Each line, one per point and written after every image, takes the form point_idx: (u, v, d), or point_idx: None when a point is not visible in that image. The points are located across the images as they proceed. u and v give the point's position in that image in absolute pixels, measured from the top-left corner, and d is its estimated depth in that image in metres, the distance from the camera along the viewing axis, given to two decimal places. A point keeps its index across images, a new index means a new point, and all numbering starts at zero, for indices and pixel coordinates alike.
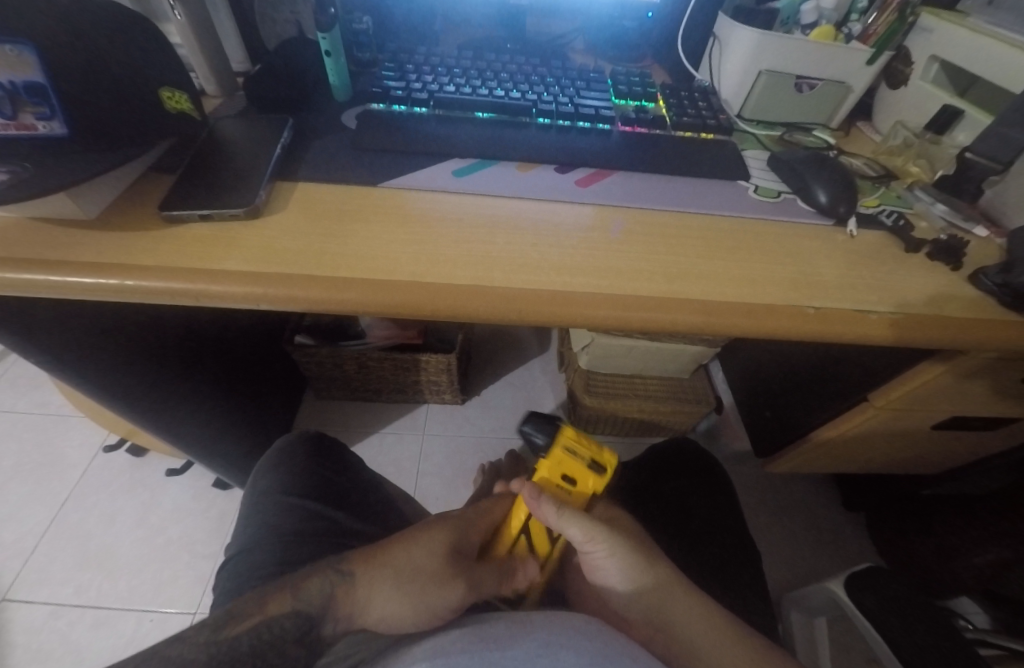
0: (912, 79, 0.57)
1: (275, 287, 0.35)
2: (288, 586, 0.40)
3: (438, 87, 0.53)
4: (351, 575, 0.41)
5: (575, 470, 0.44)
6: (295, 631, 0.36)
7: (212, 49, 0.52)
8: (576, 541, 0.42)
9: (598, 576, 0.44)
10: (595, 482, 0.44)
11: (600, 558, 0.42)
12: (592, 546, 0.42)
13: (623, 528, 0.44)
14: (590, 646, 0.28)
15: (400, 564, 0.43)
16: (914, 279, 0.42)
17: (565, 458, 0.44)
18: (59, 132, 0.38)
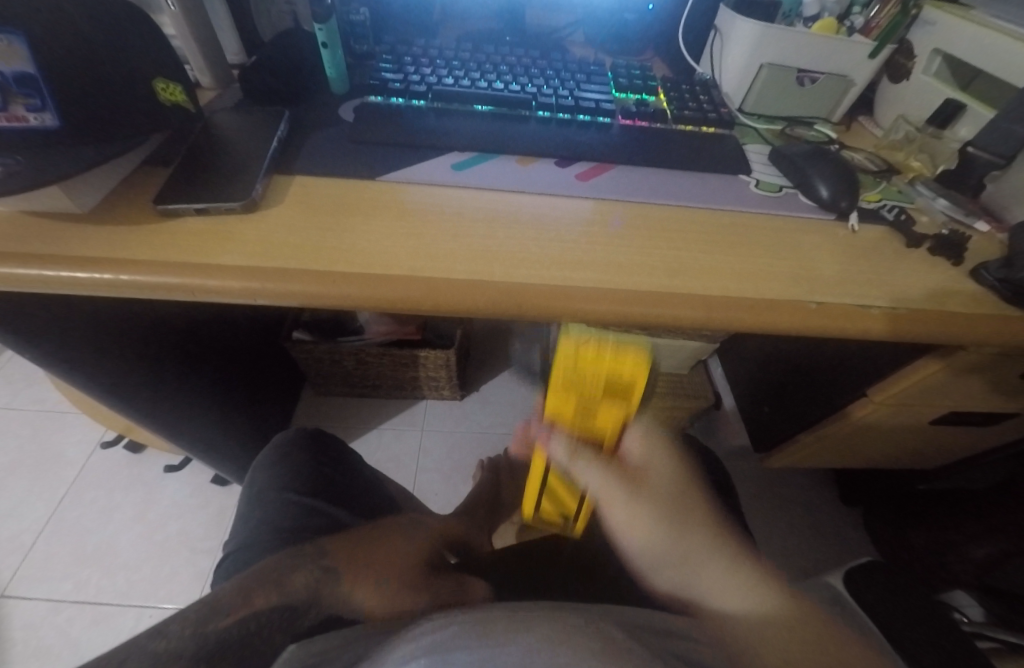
0: (914, 72, 0.57)
1: (271, 281, 0.35)
2: (271, 580, 0.40)
3: (436, 80, 0.52)
4: (331, 569, 0.44)
5: (592, 394, 0.36)
6: (280, 622, 0.37)
7: (207, 41, 0.52)
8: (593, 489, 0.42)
9: (614, 532, 0.42)
10: (624, 402, 0.36)
11: (615, 515, 0.41)
12: (610, 506, 0.41)
13: (654, 485, 0.41)
14: (586, 636, 0.28)
15: (371, 557, 0.47)
16: (915, 274, 0.42)
17: (571, 385, 0.36)
18: (52, 124, 0.38)
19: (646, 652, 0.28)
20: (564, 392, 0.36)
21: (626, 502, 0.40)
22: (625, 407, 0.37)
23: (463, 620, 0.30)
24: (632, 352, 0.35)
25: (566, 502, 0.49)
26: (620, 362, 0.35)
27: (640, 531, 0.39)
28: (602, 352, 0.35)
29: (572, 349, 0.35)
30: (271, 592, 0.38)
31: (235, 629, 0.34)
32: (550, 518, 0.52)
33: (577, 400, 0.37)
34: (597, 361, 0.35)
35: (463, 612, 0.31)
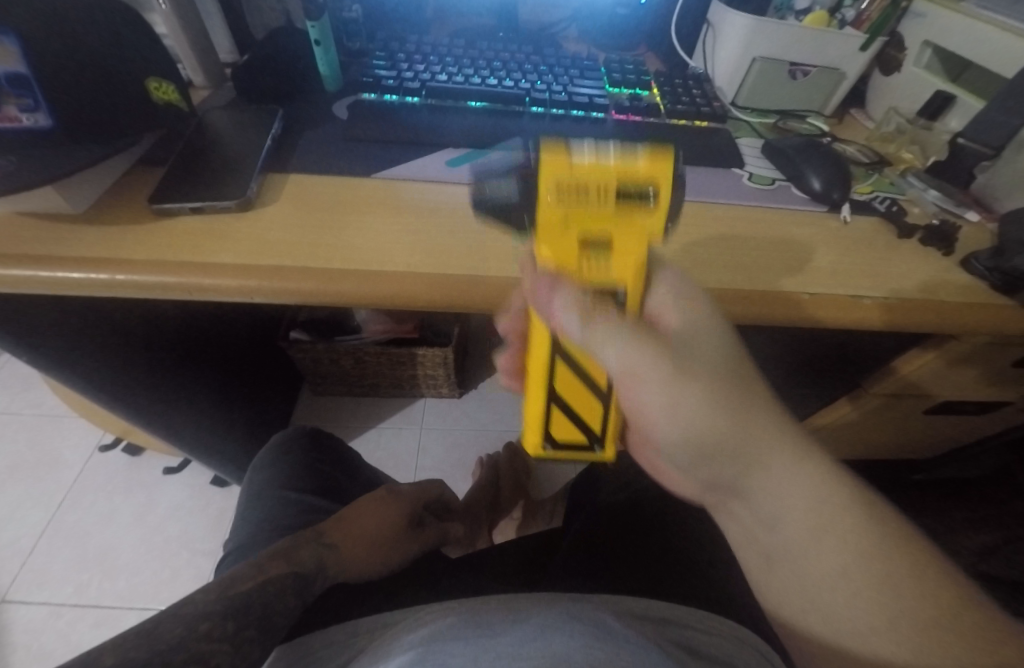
0: (905, 65, 0.57)
1: (269, 279, 0.35)
2: (281, 554, 0.44)
3: (430, 76, 0.52)
4: (329, 544, 0.48)
5: (600, 217, 0.27)
6: (294, 586, 0.41)
7: (199, 40, 0.51)
8: (615, 374, 0.31)
9: (644, 427, 0.35)
10: (648, 220, 0.28)
11: (653, 407, 0.32)
12: (635, 388, 0.31)
13: (702, 356, 0.31)
14: (582, 624, 0.28)
15: (362, 529, 0.53)
16: (907, 265, 0.43)
17: (572, 206, 0.27)
18: (44, 124, 0.38)
19: (643, 642, 0.28)
20: (565, 213, 0.27)
21: (666, 385, 0.31)
22: (648, 230, 0.28)
23: (459, 614, 0.30)
24: (649, 151, 0.27)
25: (588, 395, 0.33)
26: (635, 165, 0.26)
27: (687, 437, 0.33)
28: (606, 156, 0.26)
29: (565, 157, 0.26)
30: (281, 564, 0.42)
31: (251, 596, 0.37)
32: (574, 448, 0.34)
33: (582, 221, 0.27)
34: (604, 167, 0.26)
35: (458, 606, 0.32)
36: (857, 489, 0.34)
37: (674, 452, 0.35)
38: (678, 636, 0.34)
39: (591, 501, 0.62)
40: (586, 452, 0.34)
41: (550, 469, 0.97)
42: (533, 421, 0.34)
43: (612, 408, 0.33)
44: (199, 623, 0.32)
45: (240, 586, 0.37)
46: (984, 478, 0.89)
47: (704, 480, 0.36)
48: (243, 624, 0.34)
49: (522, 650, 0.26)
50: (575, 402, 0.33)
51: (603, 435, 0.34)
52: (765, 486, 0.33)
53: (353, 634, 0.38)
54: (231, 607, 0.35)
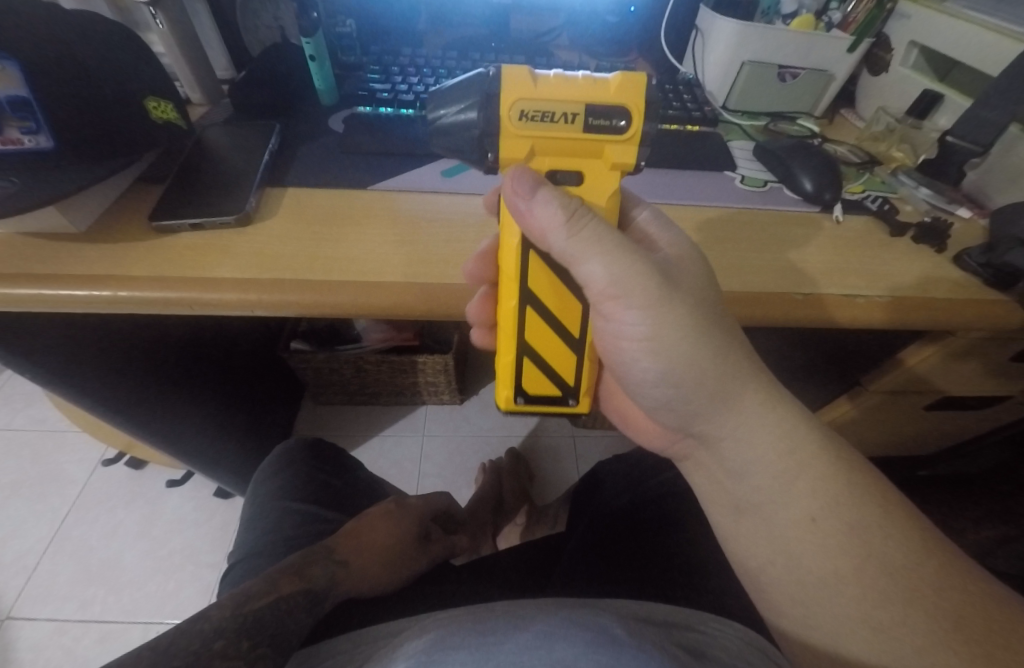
0: (892, 65, 0.58)
1: (269, 293, 0.36)
2: (294, 571, 0.44)
3: (424, 89, 0.53)
4: (344, 562, 0.48)
5: (569, 141, 0.31)
6: (306, 605, 0.41)
7: (196, 57, 0.52)
8: (594, 286, 0.34)
9: (621, 351, 0.37)
10: (619, 146, 0.32)
11: (634, 329, 0.35)
12: (613, 305, 0.34)
13: (684, 278, 0.35)
14: (585, 629, 0.28)
15: (373, 543, 0.53)
16: (901, 262, 0.43)
17: (540, 130, 0.31)
18: (46, 146, 0.38)
19: (645, 645, 0.29)
20: (534, 136, 0.31)
21: (643, 304, 0.34)
22: (618, 155, 0.32)
23: (463, 621, 0.31)
24: (620, 78, 0.30)
25: (557, 354, 0.37)
26: (604, 92, 0.30)
27: (661, 360, 0.36)
28: (575, 82, 0.30)
29: (533, 83, 0.30)
30: (294, 581, 0.43)
31: (264, 613, 0.38)
32: (547, 402, 0.39)
33: (553, 145, 0.32)
34: (572, 94, 0.30)
35: (460, 614, 0.32)
36: (842, 471, 0.35)
37: (649, 377, 0.37)
38: (681, 638, 0.35)
39: (594, 504, 0.63)
40: (559, 406, 0.39)
41: (553, 473, 0.97)
42: (507, 376, 0.38)
43: (582, 358, 0.38)
44: (217, 653, 0.33)
45: (255, 603, 0.38)
46: (987, 473, 0.89)
47: (678, 407, 0.38)
48: (257, 642, 0.35)
49: (524, 657, 0.26)
50: (544, 357, 0.37)
51: (572, 391, 0.39)
52: (733, 424, 0.36)
53: (359, 643, 0.38)
54: (248, 622, 0.36)
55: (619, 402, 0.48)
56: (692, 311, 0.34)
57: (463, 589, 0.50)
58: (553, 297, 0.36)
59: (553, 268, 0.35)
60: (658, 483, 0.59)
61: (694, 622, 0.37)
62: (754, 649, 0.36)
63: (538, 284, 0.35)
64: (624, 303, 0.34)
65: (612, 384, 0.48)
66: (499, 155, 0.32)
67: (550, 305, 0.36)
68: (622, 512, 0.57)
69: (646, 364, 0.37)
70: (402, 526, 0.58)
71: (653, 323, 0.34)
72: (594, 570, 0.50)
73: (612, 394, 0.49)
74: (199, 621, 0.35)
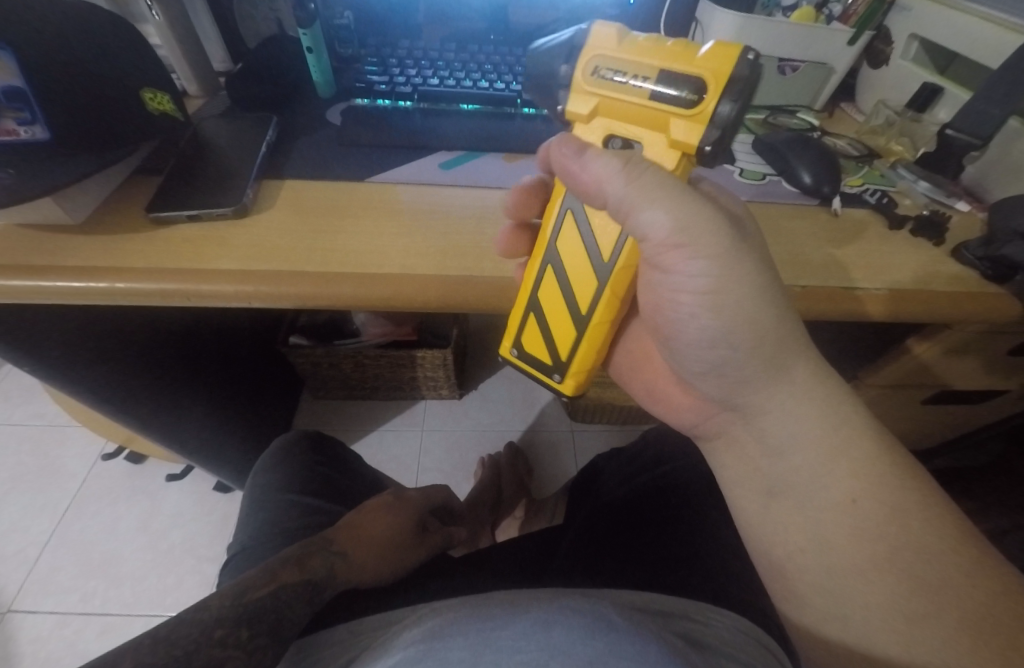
0: (892, 58, 0.57)
1: (265, 285, 0.36)
2: (294, 561, 0.44)
3: (422, 81, 0.52)
4: (343, 553, 0.48)
5: (634, 105, 0.30)
6: (305, 594, 0.41)
7: (193, 49, 0.52)
8: (654, 236, 0.32)
9: (675, 307, 0.35)
10: (683, 120, 0.29)
11: (693, 282, 0.33)
12: (674, 255, 0.32)
13: (744, 236, 0.33)
14: (582, 616, 0.29)
15: (371, 536, 0.53)
16: (899, 255, 0.43)
17: (609, 89, 0.31)
18: (42, 137, 0.38)
19: (641, 632, 0.29)
20: (601, 94, 0.31)
21: (709, 255, 0.32)
22: (682, 132, 0.29)
23: (460, 610, 0.31)
24: (707, 48, 0.28)
25: (561, 323, 0.38)
26: (682, 59, 0.28)
27: (719, 318, 0.34)
28: (660, 47, 0.29)
29: (619, 44, 0.30)
30: (293, 571, 0.43)
31: (264, 603, 0.38)
32: (537, 365, 0.40)
33: (618, 108, 0.31)
34: (651, 57, 0.29)
35: (459, 604, 0.32)
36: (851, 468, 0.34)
37: (703, 339, 0.36)
38: (677, 628, 0.35)
39: (592, 496, 0.63)
40: (546, 375, 0.40)
41: (552, 468, 0.97)
42: (510, 327, 0.40)
43: (584, 339, 0.37)
44: (218, 641, 0.33)
45: (256, 593, 0.39)
46: (986, 468, 0.89)
47: (728, 376, 0.37)
48: (256, 632, 0.36)
49: (521, 643, 0.27)
50: (549, 323, 0.38)
51: (561, 367, 0.39)
52: (770, 405, 0.37)
53: (357, 633, 0.38)
54: (247, 611, 0.37)
55: (642, 382, 0.48)
56: (754, 266, 0.33)
57: (460, 582, 0.50)
58: (575, 266, 0.36)
59: (584, 236, 0.35)
60: (656, 475, 0.59)
61: (690, 612, 0.37)
62: (748, 640, 0.36)
63: (567, 247, 0.36)
64: (686, 252, 0.32)
65: (635, 364, 0.47)
66: (567, 110, 0.33)
67: (568, 274, 0.36)
68: (620, 505, 0.57)
69: (700, 325, 0.35)
70: (400, 517, 0.58)
71: (714, 273, 0.32)
72: (592, 561, 0.50)
73: (641, 367, 0.47)
74: (199, 610, 0.35)
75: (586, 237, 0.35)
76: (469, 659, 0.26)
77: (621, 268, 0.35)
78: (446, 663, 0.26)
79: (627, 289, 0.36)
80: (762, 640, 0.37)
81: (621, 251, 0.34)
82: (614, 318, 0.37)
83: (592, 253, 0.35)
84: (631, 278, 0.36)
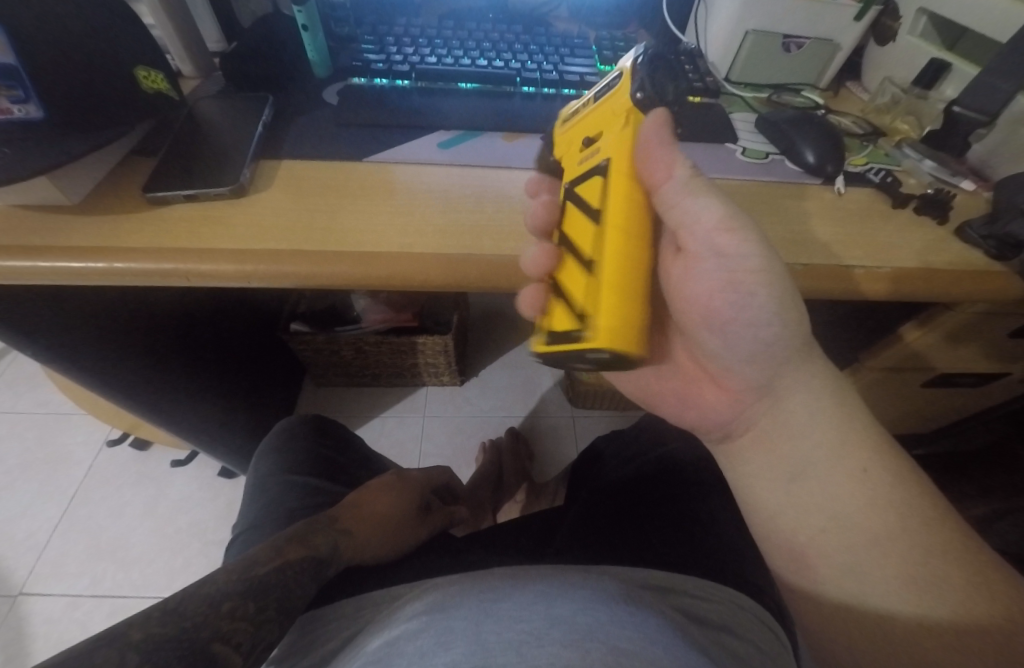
0: (899, 34, 0.56)
1: (265, 264, 0.36)
2: (300, 537, 0.45)
3: (419, 59, 0.51)
4: (348, 531, 0.49)
5: (590, 127, 0.35)
6: (308, 571, 0.42)
7: (186, 28, 0.51)
8: (705, 223, 0.34)
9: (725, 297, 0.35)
10: (616, 98, 0.33)
11: (743, 262, 0.34)
12: (727, 238, 0.34)
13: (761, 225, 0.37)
14: (582, 589, 0.29)
15: (374, 515, 0.53)
16: (902, 234, 0.43)
17: (576, 121, 0.37)
18: (36, 115, 0.38)
19: (638, 604, 0.29)
20: (573, 128, 0.37)
21: (752, 240, 0.34)
22: (617, 127, 0.32)
23: (462, 583, 0.31)
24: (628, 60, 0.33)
25: (577, 280, 0.32)
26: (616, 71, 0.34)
27: (774, 293, 0.34)
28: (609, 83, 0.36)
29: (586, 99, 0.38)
30: (298, 547, 0.43)
31: (270, 577, 0.39)
32: (564, 335, 0.32)
33: (581, 127, 0.36)
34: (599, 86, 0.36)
35: (463, 578, 0.32)
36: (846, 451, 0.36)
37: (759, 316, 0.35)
38: (678, 603, 0.36)
39: (594, 476, 0.64)
40: (571, 340, 0.31)
41: (553, 453, 0.97)
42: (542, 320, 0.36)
43: (597, 275, 0.31)
44: (226, 615, 0.34)
45: (263, 567, 0.39)
46: (983, 450, 0.90)
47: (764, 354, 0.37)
48: (263, 605, 0.36)
49: (523, 612, 0.27)
50: (568, 284, 0.33)
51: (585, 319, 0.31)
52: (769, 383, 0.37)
53: (360, 609, 0.39)
54: (253, 586, 0.37)
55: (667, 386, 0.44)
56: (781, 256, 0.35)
57: (465, 560, 0.51)
58: (578, 227, 0.34)
59: (578, 203, 0.34)
60: (655, 457, 0.59)
61: (689, 587, 0.38)
62: (743, 614, 0.37)
63: (571, 223, 0.35)
64: (732, 238, 0.34)
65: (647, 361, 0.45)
66: (560, 150, 0.39)
67: (576, 240, 0.34)
68: (620, 484, 0.58)
69: (750, 308, 0.35)
70: (403, 493, 0.59)
71: (756, 254, 0.34)
72: (592, 538, 0.51)
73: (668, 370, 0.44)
74: (206, 583, 0.36)
75: (580, 205, 0.34)
76: (472, 628, 0.27)
77: (614, 201, 0.32)
78: (450, 633, 0.27)
79: (636, 227, 0.31)
80: (757, 615, 0.38)
81: (609, 188, 0.32)
82: (627, 245, 0.31)
83: (587, 208, 0.33)
84: (633, 210, 0.32)
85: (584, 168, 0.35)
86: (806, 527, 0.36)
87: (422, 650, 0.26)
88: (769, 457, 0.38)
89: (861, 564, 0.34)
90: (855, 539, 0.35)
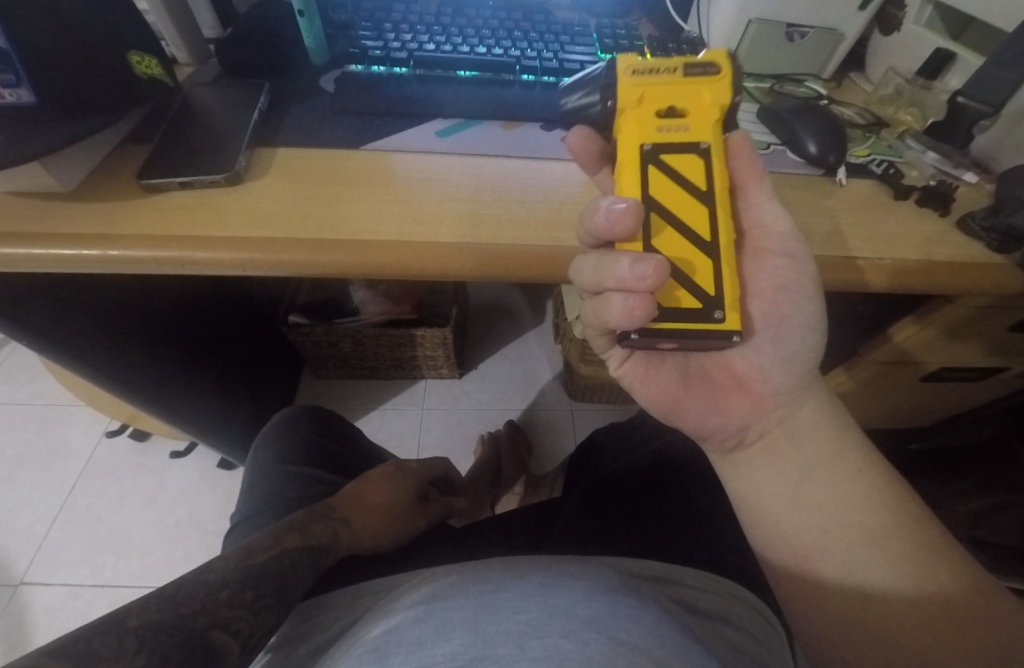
0: (904, 23, 0.55)
1: (260, 252, 0.35)
2: (297, 526, 0.44)
3: (417, 46, 0.50)
4: (346, 521, 0.49)
5: (671, 97, 0.31)
6: (307, 560, 0.42)
7: (180, 15, 0.50)
8: (777, 225, 0.36)
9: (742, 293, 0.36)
10: (715, 86, 0.31)
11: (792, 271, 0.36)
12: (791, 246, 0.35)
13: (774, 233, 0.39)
14: (581, 579, 0.29)
15: (372, 504, 0.53)
16: (905, 226, 0.42)
17: (652, 81, 0.30)
18: (27, 100, 0.37)
19: (635, 594, 0.30)
20: (647, 88, 0.31)
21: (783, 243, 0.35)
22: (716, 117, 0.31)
23: (460, 573, 0.31)
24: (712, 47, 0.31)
25: (693, 257, 0.31)
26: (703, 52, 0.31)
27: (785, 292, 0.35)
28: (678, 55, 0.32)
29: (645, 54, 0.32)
30: (296, 536, 0.43)
31: (266, 567, 0.39)
32: (684, 317, 0.31)
33: (659, 96, 0.31)
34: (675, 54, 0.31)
35: (462, 567, 0.32)
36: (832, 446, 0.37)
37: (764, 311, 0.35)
38: (675, 594, 0.36)
39: (593, 467, 0.64)
40: (701, 323, 0.31)
41: (551, 445, 0.98)
42: None
43: (722, 260, 0.31)
44: (226, 602, 0.34)
45: (260, 556, 0.39)
46: (981, 445, 0.90)
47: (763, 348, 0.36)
48: (260, 594, 0.36)
49: (524, 602, 0.27)
50: (678, 260, 0.31)
51: (711, 301, 0.31)
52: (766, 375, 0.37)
53: (358, 598, 0.39)
54: (251, 575, 0.37)
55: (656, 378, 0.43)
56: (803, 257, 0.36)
57: (464, 551, 0.51)
58: (677, 200, 0.31)
59: (671, 175, 0.31)
60: (652, 448, 0.59)
61: (688, 578, 0.38)
62: (740, 605, 0.37)
63: (663, 192, 0.31)
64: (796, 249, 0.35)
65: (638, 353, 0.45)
66: (613, 104, 0.31)
67: (675, 212, 0.31)
68: (618, 474, 0.58)
69: (807, 308, 0.36)
70: (403, 485, 0.59)
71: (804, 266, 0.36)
72: (590, 529, 0.51)
73: None
74: (204, 571, 0.36)
75: (677, 179, 0.31)
76: (470, 619, 0.27)
77: (721, 184, 0.32)
78: (447, 623, 0.27)
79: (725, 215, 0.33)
80: (754, 606, 0.38)
81: (715, 172, 0.32)
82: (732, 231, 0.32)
83: (688, 183, 0.31)
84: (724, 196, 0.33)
85: (671, 140, 0.31)
86: (803, 518, 0.36)
87: (420, 640, 0.26)
88: (767, 448, 0.38)
89: (859, 556, 0.34)
90: (852, 530, 0.35)
